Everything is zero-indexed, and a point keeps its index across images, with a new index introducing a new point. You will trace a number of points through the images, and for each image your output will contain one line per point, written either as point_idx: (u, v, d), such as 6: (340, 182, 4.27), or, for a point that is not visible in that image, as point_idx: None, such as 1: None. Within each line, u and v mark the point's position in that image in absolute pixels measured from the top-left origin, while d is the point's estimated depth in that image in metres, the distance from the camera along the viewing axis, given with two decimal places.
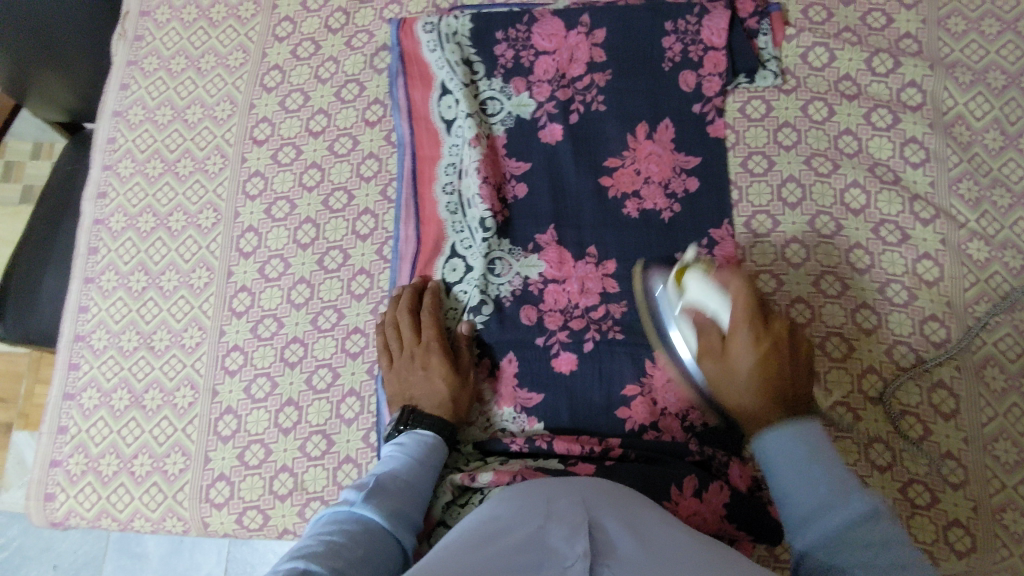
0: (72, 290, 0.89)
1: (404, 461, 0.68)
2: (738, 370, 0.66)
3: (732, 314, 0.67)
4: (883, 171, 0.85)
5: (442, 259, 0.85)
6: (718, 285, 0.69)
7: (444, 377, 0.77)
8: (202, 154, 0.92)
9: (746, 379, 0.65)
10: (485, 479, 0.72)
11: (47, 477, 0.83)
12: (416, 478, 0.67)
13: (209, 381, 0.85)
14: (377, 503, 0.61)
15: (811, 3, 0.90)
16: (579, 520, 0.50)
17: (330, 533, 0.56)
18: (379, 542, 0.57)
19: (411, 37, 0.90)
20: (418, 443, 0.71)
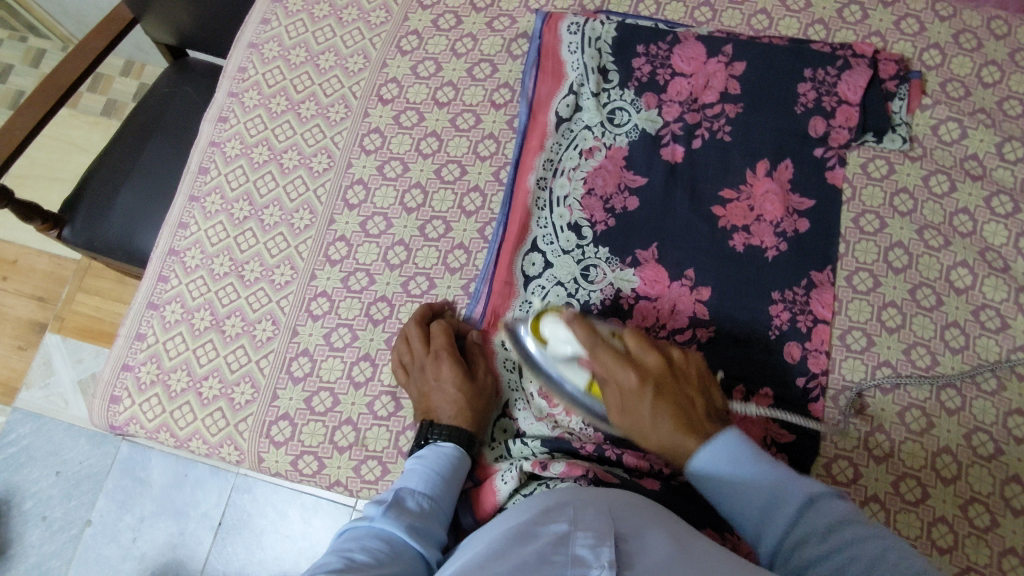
0: (176, 205, 0.91)
1: (427, 477, 0.68)
2: (647, 422, 0.65)
3: (614, 363, 0.67)
4: (994, 257, 0.84)
5: (526, 250, 0.85)
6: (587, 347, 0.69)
7: (456, 385, 0.77)
8: (327, 101, 0.93)
9: (656, 417, 0.65)
10: (557, 470, 0.74)
11: (117, 379, 0.85)
12: (436, 499, 0.67)
13: (292, 321, 0.85)
14: (398, 519, 0.60)
15: (951, 78, 0.90)
16: (603, 529, 0.51)
17: (352, 549, 0.56)
18: (400, 556, 0.57)
19: (554, 33, 0.91)
20: (437, 454, 0.71)
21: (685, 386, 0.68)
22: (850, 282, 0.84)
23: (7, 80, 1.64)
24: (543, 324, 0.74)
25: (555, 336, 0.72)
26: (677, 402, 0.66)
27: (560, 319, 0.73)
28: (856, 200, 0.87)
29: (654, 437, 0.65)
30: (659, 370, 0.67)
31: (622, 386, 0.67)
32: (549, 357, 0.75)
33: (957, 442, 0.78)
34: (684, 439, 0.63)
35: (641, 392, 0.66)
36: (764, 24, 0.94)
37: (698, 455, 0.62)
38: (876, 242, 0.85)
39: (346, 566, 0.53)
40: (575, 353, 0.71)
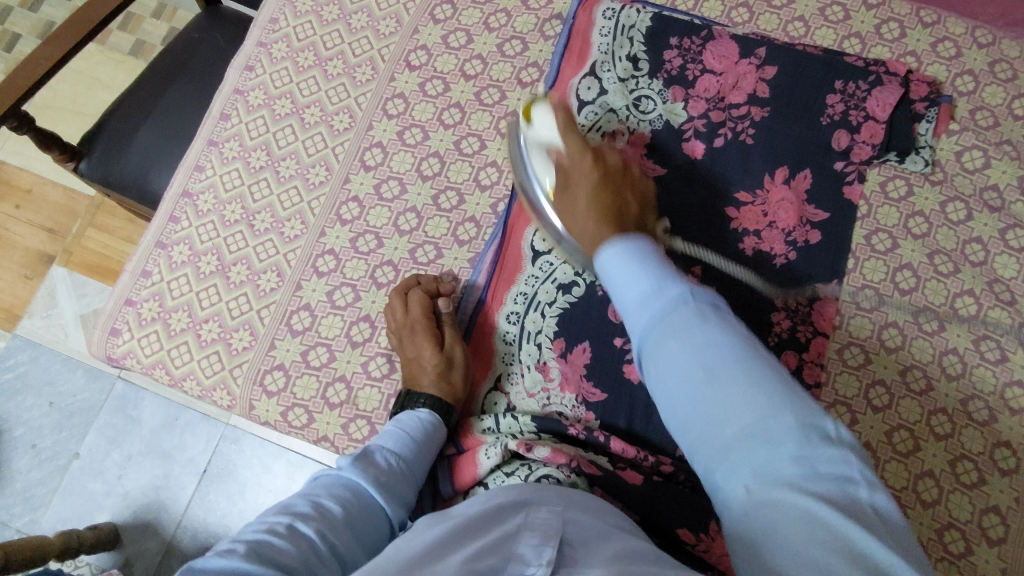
0: (195, 147, 0.91)
1: (400, 439, 0.69)
2: (580, 203, 0.70)
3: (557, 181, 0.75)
4: (1002, 289, 0.84)
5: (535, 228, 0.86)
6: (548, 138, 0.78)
7: (431, 359, 0.77)
8: (355, 61, 0.94)
9: (589, 205, 0.69)
10: (541, 453, 0.74)
11: (118, 313, 0.86)
12: (406, 462, 0.67)
13: (296, 274, 0.86)
14: (364, 473, 0.62)
15: (982, 107, 0.90)
16: (551, 532, 0.52)
17: (319, 495, 0.57)
18: (366, 511, 0.59)
19: (588, 16, 0.92)
20: (413, 420, 0.72)
21: (622, 183, 0.73)
22: (855, 298, 0.84)
23: (38, 9, 1.63)
24: (533, 109, 0.79)
25: (540, 120, 0.78)
26: (613, 190, 0.71)
27: (550, 108, 0.78)
28: (871, 218, 0.87)
29: (581, 223, 0.70)
30: (608, 171, 0.73)
31: (574, 168, 0.73)
32: (530, 141, 0.80)
33: (941, 467, 0.79)
34: (598, 228, 0.67)
35: (586, 173, 0.72)
36: (800, 31, 0.93)
37: (610, 247, 0.59)
38: (886, 261, 0.85)
39: (312, 513, 0.54)
40: (551, 141, 0.77)
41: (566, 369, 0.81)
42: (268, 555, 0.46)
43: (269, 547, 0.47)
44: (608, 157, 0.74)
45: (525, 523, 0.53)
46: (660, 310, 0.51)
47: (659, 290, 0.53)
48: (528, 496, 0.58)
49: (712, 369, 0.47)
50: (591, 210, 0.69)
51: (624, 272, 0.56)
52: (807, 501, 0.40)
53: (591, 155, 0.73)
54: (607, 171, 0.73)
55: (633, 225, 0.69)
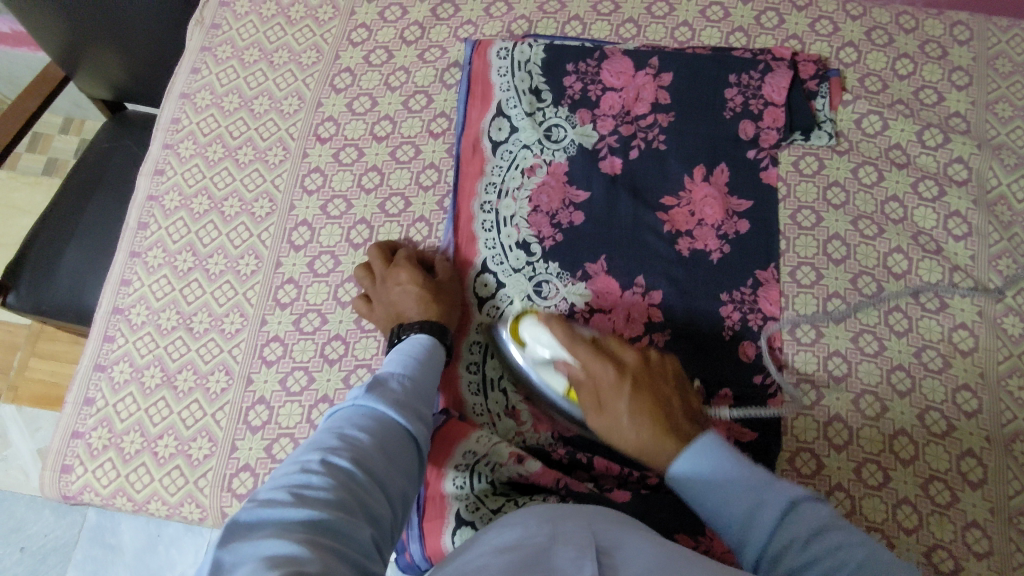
0: (118, 263, 0.90)
1: (406, 363, 0.66)
2: (624, 422, 0.67)
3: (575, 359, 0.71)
4: (926, 240, 0.87)
5: (475, 273, 0.87)
6: (544, 326, 0.74)
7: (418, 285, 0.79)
8: (264, 145, 0.93)
9: (633, 415, 0.66)
10: (533, 466, 0.75)
11: (67, 449, 0.83)
12: (420, 379, 0.64)
13: (245, 369, 0.84)
14: (382, 395, 0.58)
15: (869, 73, 0.94)
16: (584, 543, 0.49)
17: (341, 426, 0.53)
18: (394, 434, 0.55)
19: (483, 59, 0.93)
20: (418, 348, 0.69)
21: (663, 390, 0.69)
22: (795, 276, 0.87)
23: None
24: (520, 329, 0.77)
25: (533, 339, 0.75)
26: (650, 398, 0.67)
27: (537, 322, 0.76)
28: (792, 198, 0.89)
29: (631, 434, 0.66)
30: (644, 380, 0.69)
31: (601, 381, 0.69)
32: (529, 360, 0.77)
33: (912, 423, 0.80)
34: (661, 440, 0.64)
35: (620, 388, 0.68)
36: (687, 35, 0.97)
37: (676, 463, 0.61)
38: (815, 236, 0.88)
39: (339, 443, 0.51)
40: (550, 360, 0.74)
41: (536, 409, 0.82)
42: (305, 498, 0.45)
43: (304, 494, 0.45)
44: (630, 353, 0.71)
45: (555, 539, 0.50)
46: (701, 466, 0.60)
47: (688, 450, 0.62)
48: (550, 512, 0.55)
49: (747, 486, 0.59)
50: (646, 424, 0.65)
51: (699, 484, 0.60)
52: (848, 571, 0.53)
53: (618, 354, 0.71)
54: (654, 391, 0.69)
55: (688, 428, 0.66)
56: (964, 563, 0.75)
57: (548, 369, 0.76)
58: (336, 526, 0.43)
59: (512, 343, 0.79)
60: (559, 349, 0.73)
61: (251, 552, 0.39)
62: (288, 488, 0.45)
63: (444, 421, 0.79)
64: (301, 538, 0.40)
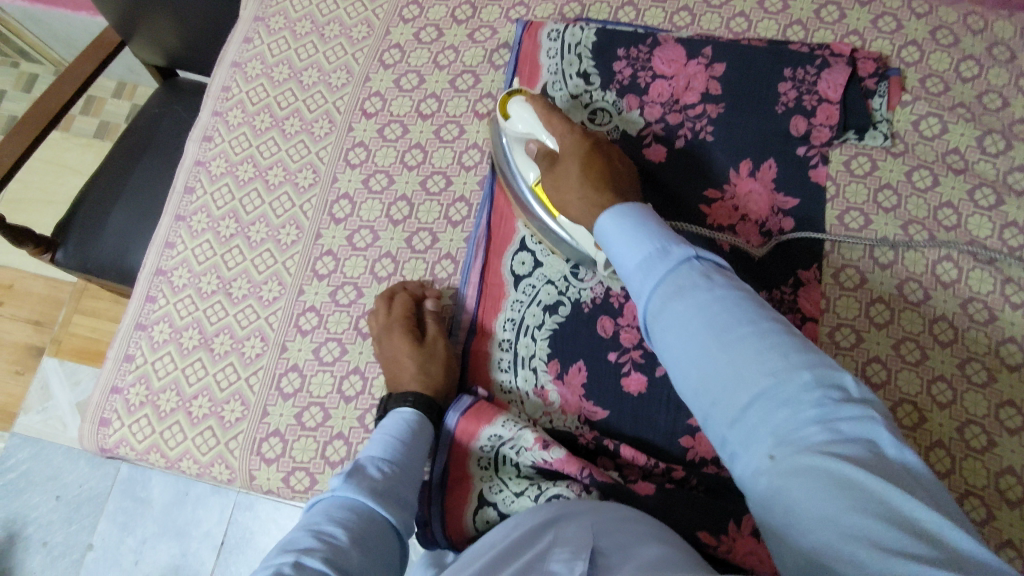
0: (163, 225, 0.92)
1: (388, 445, 0.66)
2: (577, 194, 0.72)
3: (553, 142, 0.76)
4: (979, 250, 0.84)
5: (512, 252, 0.86)
6: (529, 106, 0.78)
7: (411, 356, 0.78)
8: (311, 116, 0.94)
9: None
10: (557, 454, 0.74)
11: (106, 402, 0.85)
12: (402, 462, 0.65)
13: (280, 336, 0.85)
14: (360, 485, 0.58)
15: (931, 74, 0.91)
16: (581, 542, 0.53)
17: (318, 522, 0.53)
18: (373, 528, 0.54)
19: (533, 39, 0.93)
20: (404, 427, 0.70)
21: (620, 171, 0.75)
22: (838, 279, 0.84)
23: None
24: (508, 105, 0.80)
25: (516, 114, 0.79)
26: (597, 155, 0.74)
27: (524, 101, 0.79)
28: (841, 198, 0.87)
29: (582, 202, 0.72)
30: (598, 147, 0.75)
31: (570, 138, 0.75)
32: (511, 137, 0.82)
33: (950, 435, 0.78)
34: (593, 196, 0.71)
35: (575, 150, 0.74)
36: (743, 26, 0.95)
37: (604, 222, 0.62)
38: (862, 239, 0.86)
39: (315, 542, 0.50)
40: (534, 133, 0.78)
41: (565, 391, 0.82)
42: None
43: None
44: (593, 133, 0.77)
45: (555, 539, 0.54)
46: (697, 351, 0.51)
47: (662, 252, 0.56)
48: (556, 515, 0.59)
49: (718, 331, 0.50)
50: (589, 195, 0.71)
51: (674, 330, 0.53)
52: (830, 460, 0.41)
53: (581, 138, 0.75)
54: (608, 165, 0.74)
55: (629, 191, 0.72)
56: None
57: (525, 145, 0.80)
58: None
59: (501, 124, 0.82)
60: (540, 123, 0.77)
61: None
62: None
63: (453, 437, 0.78)
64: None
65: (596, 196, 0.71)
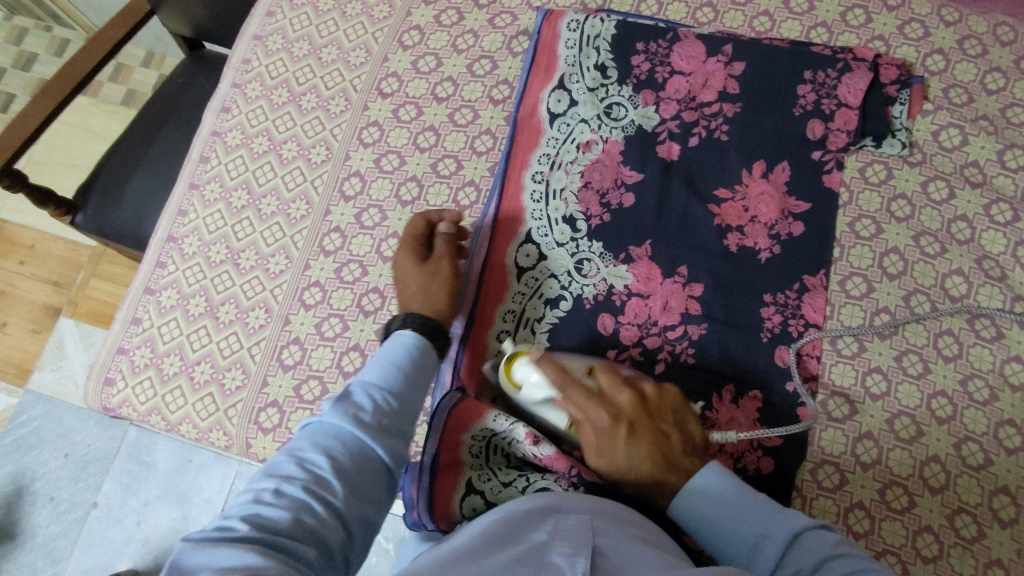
0: (177, 193, 0.93)
1: (389, 367, 0.63)
2: (622, 463, 0.67)
3: (574, 422, 0.70)
4: (991, 266, 0.83)
5: (517, 243, 0.86)
6: (539, 370, 0.73)
7: (414, 281, 0.76)
8: (328, 93, 0.95)
9: (629, 457, 0.66)
10: (546, 449, 0.75)
11: (112, 362, 0.87)
12: (403, 387, 0.62)
13: (284, 309, 0.87)
14: (348, 414, 0.56)
15: (955, 84, 0.89)
16: (579, 539, 0.53)
17: (303, 448, 0.53)
18: (360, 457, 0.54)
19: (553, 29, 0.92)
20: (407, 345, 0.66)
21: (663, 423, 0.69)
22: (844, 286, 0.84)
23: (31, 68, 1.68)
24: (513, 369, 0.76)
25: (529, 381, 0.74)
26: (648, 423, 0.68)
27: (532, 362, 0.74)
28: (853, 205, 0.86)
29: (630, 480, 0.67)
30: (635, 420, 0.68)
31: (595, 423, 0.68)
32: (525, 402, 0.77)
33: (946, 451, 0.77)
34: (658, 477, 0.66)
35: (614, 434, 0.67)
36: (766, 25, 0.94)
37: (678, 499, 0.66)
38: (872, 247, 0.85)
39: (297, 471, 0.51)
40: (550, 395, 0.73)
41: None
42: (258, 522, 0.46)
43: (258, 519, 0.47)
44: (620, 390, 0.70)
45: (554, 533, 0.54)
46: (746, 538, 0.61)
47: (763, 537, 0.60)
48: (553, 506, 0.59)
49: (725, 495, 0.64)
50: (644, 460, 0.66)
51: (710, 509, 0.63)
52: None
53: (609, 408, 0.68)
54: (649, 415, 0.69)
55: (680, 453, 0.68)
56: None
57: (547, 408, 0.76)
58: (283, 546, 0.45)
59: (501, 377, 0.78)
60: (555, 393, 0.72)
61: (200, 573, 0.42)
62: (239, 517, 0.47)
63: (448, 416, 0.79)
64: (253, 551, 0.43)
65: (660, 472, 0.66)
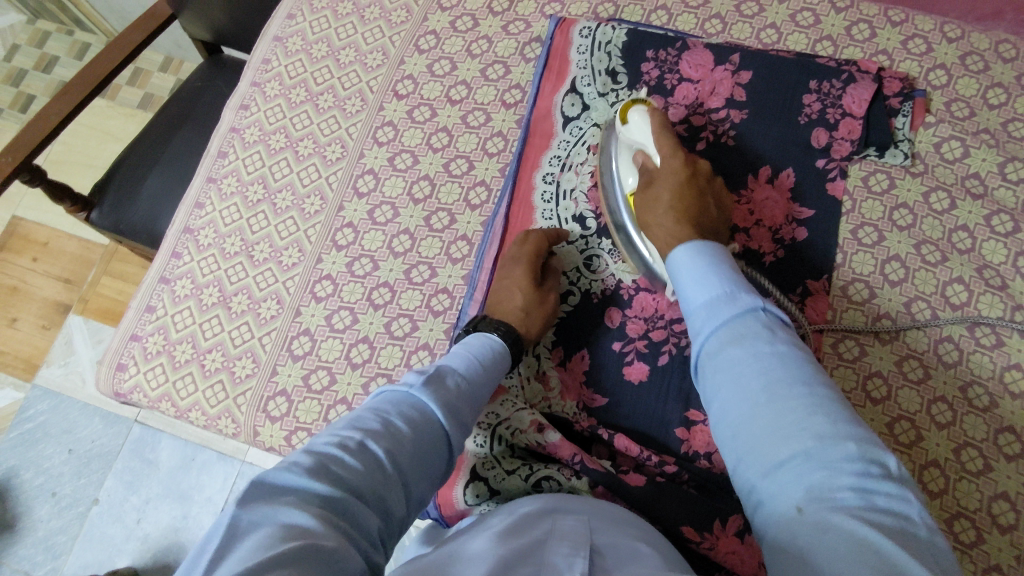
0: (195, 186, 0.96)
1: (466, 364, 0.66)
2: (659, 216, 0.72)
3: (655, 145, 0.77)
4: (991, 275, 0.84)
5: None
6: (653, 123, 0.78)
7: (521, 296, 0.79)
8: (344, 94, 0.98)
9: (665, 210, 0.72)
10: (552, 438, 0.76)
11: (125, 349, 0.89)
12: (474, 384, 0.64)
13: (295, 301, 0.88)
14: (434, 396, 0.58)
15: (957, 98, 0.92)
16: (579, 539, 0.53)
17: (387, 412, 0.54)
18: (428, 434, 0.55)
19: (565, 35, 0.95)
20: (487, 354, 0.69)
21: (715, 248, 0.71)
22: (846, 291, 0.85)
23: (52, 70, 1.72)
24: (630, 111, 0.80)
25: (635, 122, 0.80)
26: (693, 192, 0.73)
27: (646, 111, 0.79)
28: (856, 212, 0.88)
29: (662, 231, 0.71)
30: (693, 181, 0.75)
31: (672, 167, 0.75)
32: (621, 142, 0.83)
33: (946, 456, 0.78)
34: (679, 231, 0.69)
35: (671, 175, 0.75)
36: (773, 37, 0.96)
37: (679, 251, 0.65)
38: (874, 254, 0.86)
39: (377, 429, 0.52)
40: (643, 146, 0.79)
41: (567, 376, 0.83)
42: (336, 476, 0.46)
43: (335, 468, 0.47)
44: (700, 164, 0.77)
45: (552, 531, 0.54)
46: (723, 321, 0.57)
47: (730, 298, 0.58)
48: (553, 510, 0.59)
49: (772, 392, 0.50)
50: (677, 210, 0.71)
51: (696, 284, 0.62)
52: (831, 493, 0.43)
53: (680, 155, 0.75)
54: (703, 204, 0.73)
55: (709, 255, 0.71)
56: None
57: (626, 153, 0.82)
58: (348, 507, 0.45)
59: (618, 131, 0.83)
60: (648, 134, 0.78)
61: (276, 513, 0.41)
62: (316, 460, 0.47)
63: None
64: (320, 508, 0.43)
65: (677, 227, 0.70)
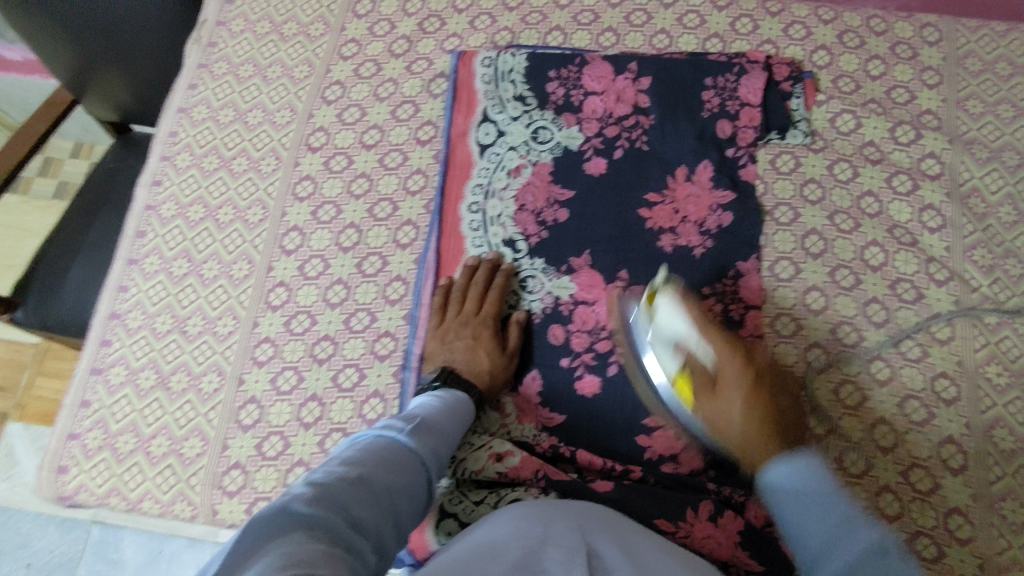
0: (116, 270, 0.93)
1: (440, 410, 0.68)
2: (735, 414, 0.69)
3: (714, 356, 0.71)
4: (902, 233, 0.89)
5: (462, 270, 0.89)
6: (685, 313, 0.73)
7: (486, 359, 0.81)
8: (258, 155, 0.97)
9: (744, 417, 0.69)
10: (511, 463, 0.76)
11: (63, 449, 0.85)
12: (449, 429, 0.67)
13: (237, 370, 0.86)
14: (420, 440, 0.61)
15: (842, 74, 0.97)
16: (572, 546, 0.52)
17: (373, 448, 0.56)
18: (414, 474, 0.57)
19: (468, 68, 0.97)
20: (454, 399, 0.72)
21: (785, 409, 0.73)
22: (773, 271, 0.88)
23: None
24: (656, 298, 0.75)
25: (668, 310, 0.73)
26: (765, 405, 0.70)
27: (676, 297, 0.74)
28: (769, 194, 0.91)
29: (738, 430, 0.69)
30: (762, 392, 0.70)
31: (722, 411, 0.70)
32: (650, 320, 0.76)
33: (892, 411, 0.81)
34: (763, 446, 0.68)
35: (735, 389, 0.70)
36: (665, 42, 1.01)
37: (773, 464, 0.65)
38: (793, 232, 0.89)
39: (366, 460, 0.54)
40: (681, 337, 0.72)
41: (521, 401, 0.84)
42: (336, 505, 0.47)
43: (332, 495, 0.48)
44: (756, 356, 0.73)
45: (545, 538, 0.53)
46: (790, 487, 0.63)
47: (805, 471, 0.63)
48: (546, 513, 0.58)
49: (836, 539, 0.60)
50: (741, 405, 0.69)
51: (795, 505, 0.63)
52: None
53: (748, 371, 0.71)
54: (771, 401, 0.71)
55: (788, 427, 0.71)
56: (947, 548, 0.75)
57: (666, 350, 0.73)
58: (346, 539, 0.45)
59: (642, 309, 0.77)
60: (693, 330, 0.72)
61: (284, 540, 0.41)
62: (315, 486, 0.48)
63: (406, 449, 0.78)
64: (322, 536, 0.43)
65: (762, 444, 0.68)
